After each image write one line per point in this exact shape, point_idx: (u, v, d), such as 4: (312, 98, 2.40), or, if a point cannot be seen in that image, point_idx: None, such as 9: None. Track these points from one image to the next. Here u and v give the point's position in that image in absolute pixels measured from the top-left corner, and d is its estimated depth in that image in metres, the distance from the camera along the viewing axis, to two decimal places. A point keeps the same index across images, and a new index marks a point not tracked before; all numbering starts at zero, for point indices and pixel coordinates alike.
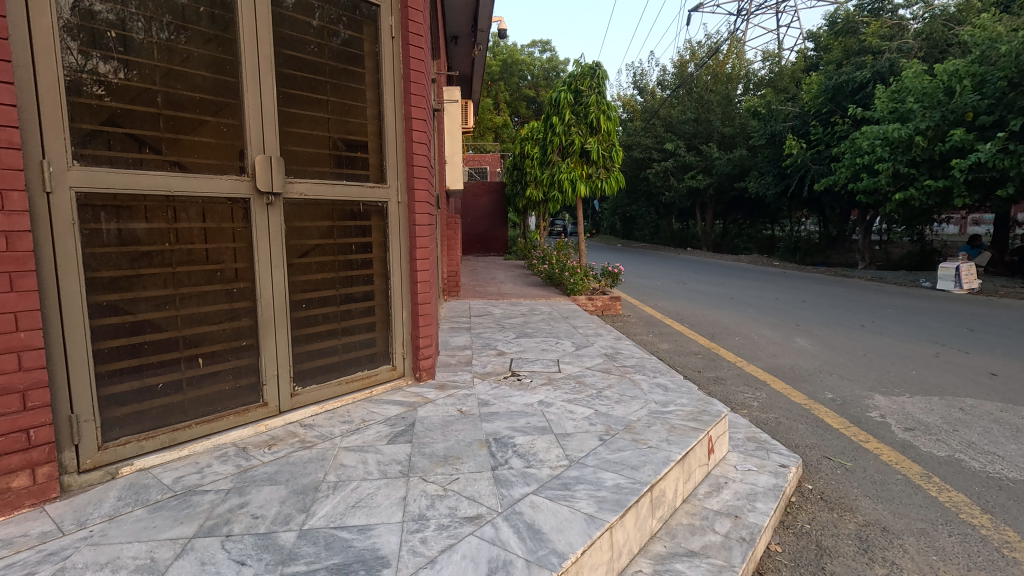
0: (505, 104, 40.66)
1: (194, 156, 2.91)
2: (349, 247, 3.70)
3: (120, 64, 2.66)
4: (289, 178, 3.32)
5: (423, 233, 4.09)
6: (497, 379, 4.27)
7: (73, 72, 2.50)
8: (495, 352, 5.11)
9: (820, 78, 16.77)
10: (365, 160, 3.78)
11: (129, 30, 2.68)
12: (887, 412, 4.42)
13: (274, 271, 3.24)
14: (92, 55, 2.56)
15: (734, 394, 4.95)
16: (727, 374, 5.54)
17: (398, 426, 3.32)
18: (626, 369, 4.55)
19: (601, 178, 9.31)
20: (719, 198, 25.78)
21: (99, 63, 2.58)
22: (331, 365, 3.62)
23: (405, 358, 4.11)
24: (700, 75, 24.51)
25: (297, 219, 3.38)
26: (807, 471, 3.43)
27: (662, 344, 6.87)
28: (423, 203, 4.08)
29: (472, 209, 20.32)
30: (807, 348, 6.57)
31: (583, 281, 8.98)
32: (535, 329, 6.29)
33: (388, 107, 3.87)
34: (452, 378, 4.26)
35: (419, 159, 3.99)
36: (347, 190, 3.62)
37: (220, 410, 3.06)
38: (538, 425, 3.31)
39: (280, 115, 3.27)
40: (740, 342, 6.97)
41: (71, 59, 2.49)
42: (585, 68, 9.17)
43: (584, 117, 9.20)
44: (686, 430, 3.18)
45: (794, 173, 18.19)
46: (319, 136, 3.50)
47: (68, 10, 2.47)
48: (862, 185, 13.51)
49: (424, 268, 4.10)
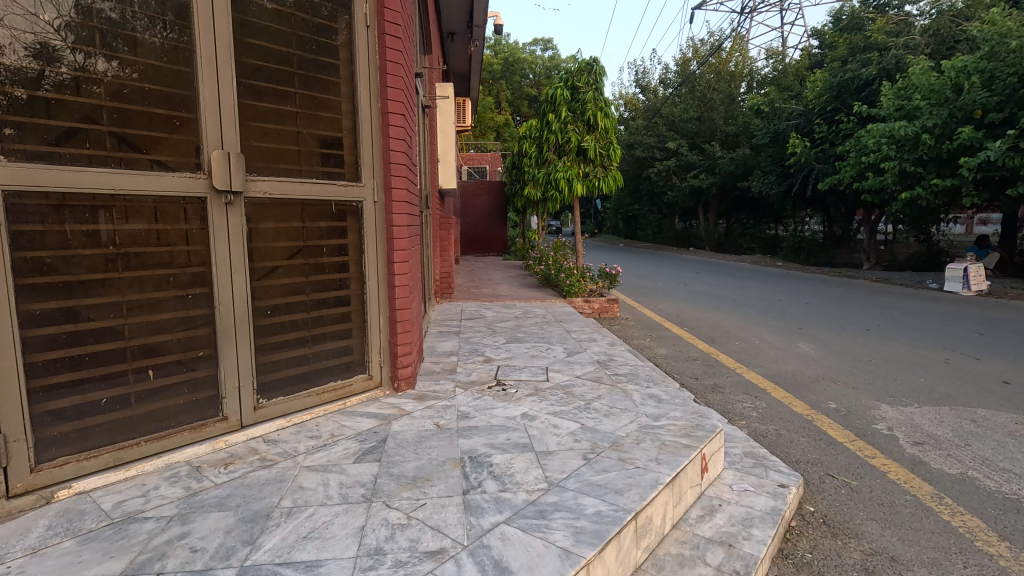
0: (507, 102, 40.38)
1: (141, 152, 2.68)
2: (321, 250, 3.47)
3: (112, 61, 2.59)
4: (251, 176, 3.09)
5: (402, 234, 3.86)
6: (480, 388, 4.03)
7: (71, 69, 2.48)
8: (481, 359, 4.88)
9: (824, 75, 16.50)
10: (338, 157, 3.56)
11: (122, 27, 2.62)
12: (895, 424, 4.17)
13: (235, 276, 3.01)
14: (88, 52, 2.53)
15: (732, 403, 4.70)
16: (725, 382, 5.30)
17: (368, 442, 3.10)
18: (618, 378, 4.31)
19: (599, 176, 9.08)
20: (722, 197, 25.46)
21: (96, 61, 2.55)
22: (299, 376, 3.40)
23: (383, 367, 3.88)
24: (703, 73, 24.25)
25: (260, 219, 3.16)
26: (809, 491, 3.19)
27: (660, 348, 6.62)
28: (403, 202, 3.85)
29: (471, 209, 20.13)
30: (810, 354, 6.32)
31: (580, 283, 8.72)
32: (526, 333, 6.05)
33: (364, 102, 3.66)
34: (433, 388, 4.02)
35: (397, 156, 3.77)
36: (318, 189, 3.40)
37: (174, 425, 2.84)
38: (518, 441, 3.08)
39: (242, 107, 3.04)
40: (740, 347, 6.72)
41: (70, 57, 2.47)
42: (581, 64, 8.92)
43: (581, 114, 8.97)
44: (677, 448, 2.95)
45: (798, 172, 17.89)
46: (287, 131, 3.27)
47: (68, 5, 2.46)
48: (868, 184, 13.21)
49: (403, 272, 3.87)
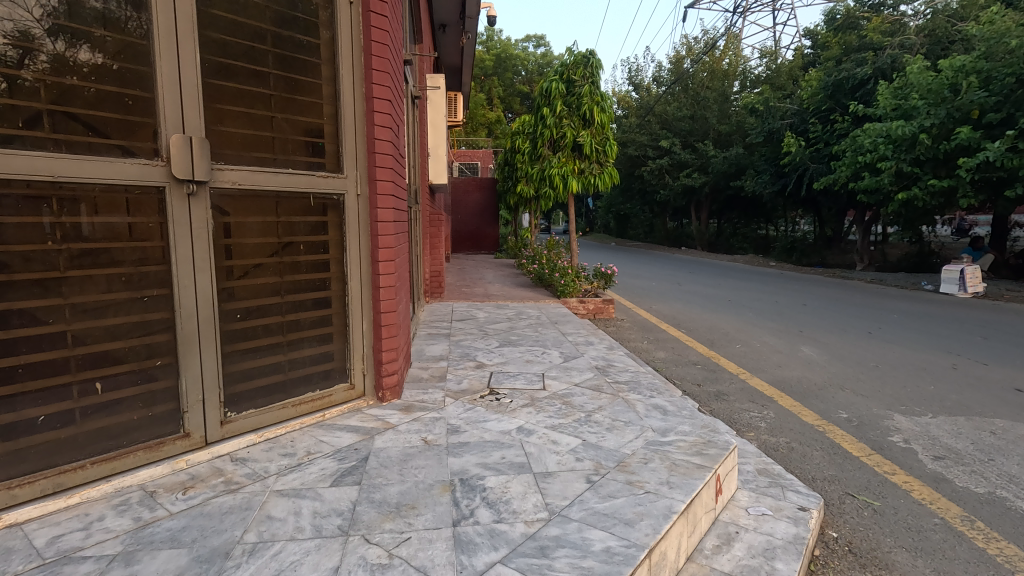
0: (498, 99, 40.01)
1: (85, 135, 2.35)
2: (298, 247, 3.16)
3: (95, 47, 2.37)
4: (218, 164, 2.75)
5: (388, 231, 3.55)
6: (472, 398, 3.74)
7: (51, 56, 2.26)
8: (472, 365, 4.57)
9: (819, 74, 16.35)
10: (316, 145, 3.23)
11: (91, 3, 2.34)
12: (912, 436, 3.94)
13: (198, 277, 2.69)
14: (69, 37, 2.31)
15: (738, 413, 4.43)
16: (729, 389, 5.03)
17: (347, 461, 2.79)
18: (619, 386, 4.02)
19: (594, 173, 8.80)
20: (715, 196, 25.32)
21: (77, 46, 2.32)
22: (273, 386, 3.08)
23: (366, 376, 3.56)
24: (696, 71, 24.08)
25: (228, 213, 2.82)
26: (829, 514, 2.93)
27: (658, 352, 6.36)
28: (388, 195, 3.51)
29: (461, 205, 19.79)
30: (814, 358, 6.09)
31: (575, 283, 8.42)
32: (520, 336, 5.75)
33: (347, 85, 3.33)
34: (420, 398, 3.72)
35: (382, 146, 3.45)
36: (294, 180, 3.07)
37: (126, 445, 2.52)
38: (514, 460, 2.79)
39: (206, 88, 2.70)
40: (741, 351, 6.48)
41: (50, 43, 2.26)
42: (577, 56, 8.62)
43: (577, 109, 8.69)
44: (690, 469, 2.68)
45: (792, 172, 17.76)
46: (259, 116, 2.94)
47: None
48: (864, 184, 13.06)
49: (388, 272, 3.55)
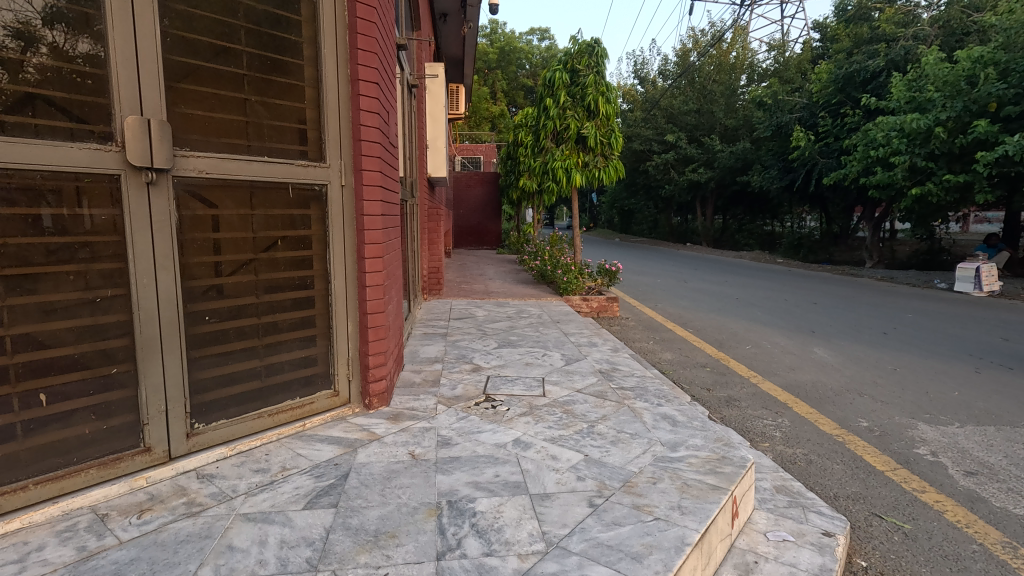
0: (502, 93, 39.61)
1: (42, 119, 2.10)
2: (275, 243, 2.89)
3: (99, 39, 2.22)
4: (180, 150, 2.47)
5: (375, 224, 3.27)
6: (466, 405, 3.48)
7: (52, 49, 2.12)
8: (468, 368, 4.30)
9: (830, 66, 15.95)
10: (296, 131, 2.96)
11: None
12: (939, 448, 3.66)
13: (159, 275, 2.42)
14: (65, 28, 2.15)
15: (751, 421, 4.16)
16: (740, 395, 4.75)
17: (325, 478, 2.53)
18: (624, 393, 3.75)
19: (599, 166, 8.50)
20: (720, 192, 24.93)
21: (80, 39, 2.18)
22: (248, 395, 2.82)
23: (352, 381, 3.30)
24: (703, 65, 23.67)
25: (194, 205, 2.55)
26: (856, 539, 2.66)
27: (665, 353, 6.09)
28: (375, 185, 3.23)
29: (464, 200, 19.52)
30: (828, 361, 5.81)
31: (578, 280, 8.13)
32: (520, 336, 5.49)
33: (330, 66, 3.06)
34: (410, 405, 3.45)
35: (369, 132, 3.17)
36: (270, 169, 2.80)
37: (78, 462, 2.27)
38: (509, 478, 2.53)
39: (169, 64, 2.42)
40: (752, 352, 6.20)
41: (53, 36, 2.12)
42: (582, 45, 8.29)
43: (581, 100, 8.38)
44: (703, 491, 2.41)
45: (800, 167, 17.38)
46: (231, 98, 2.67)
47: None
48: (876, 179, 12.71)
49: (375, 269, 3.28)
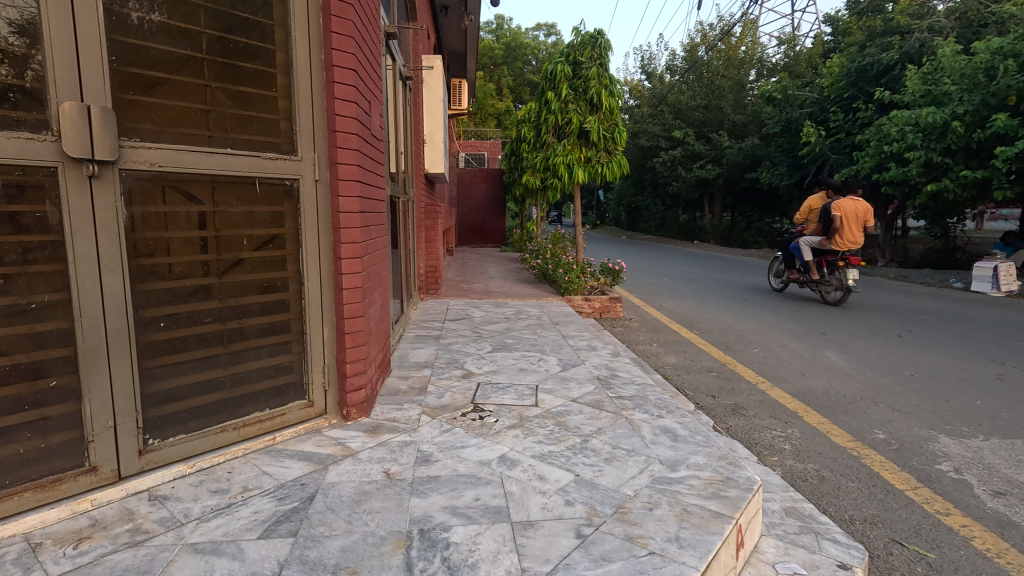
0: (508, 89, 39.28)
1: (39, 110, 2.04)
2: (240, 243, 2.67)
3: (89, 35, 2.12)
4: (125, 140, 2.24)
5: (353, 221, 3.02)
6: (451, 416, 3.24)
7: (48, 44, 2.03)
8: (458, 374, 4.06)
9: (841, 59, 15.56)
10: (263, 121, 2.73)
11: None
12: (963, 464, 3.39)
13: (104, 278, 2.21)
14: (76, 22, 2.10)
15: (759, 432, 3.89)
16: (747, 402, 4.49)
17: (288, 501, 2.30)
18: (623, 403, 3.49)
19: (602, 161, 8.22)
20: (729, 189, 24.51)
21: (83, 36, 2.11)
22: (210, 407, 2.60)
23: (328, 390, 3.07)
24: (711, 59, 23.28)
25: (146, 201, 2.33)
26: (875, 571, 2.40)
27: (669, 357, 5.83)
28: (353, 180, 2.99)
29: (468, 197, 19.30)
30: (840, 365, 5.53)
31: (580, 279, 7.87)
32: (516, 339, 5.25)
33: (302, 51, 2.82)
34: (391, 415, 3.22)
35: (345, 122, 2.93)
36: (232, 162, 2.58)
37: (13, 484, 2.06)
38: (490, 502, 2.30)
39: (120, 48, 2.22)
40: (760, 355, 5.93)
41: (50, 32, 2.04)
42: (585, 37, 8.02)
43: (583, 93, 8.11)
44: (705, 520, 2.17)
45: (811, 163, 16.99)
46: (189, 84, 2.45)
47: None
48: (889, 175, 12.33)
49: (353, 271, 3.04)
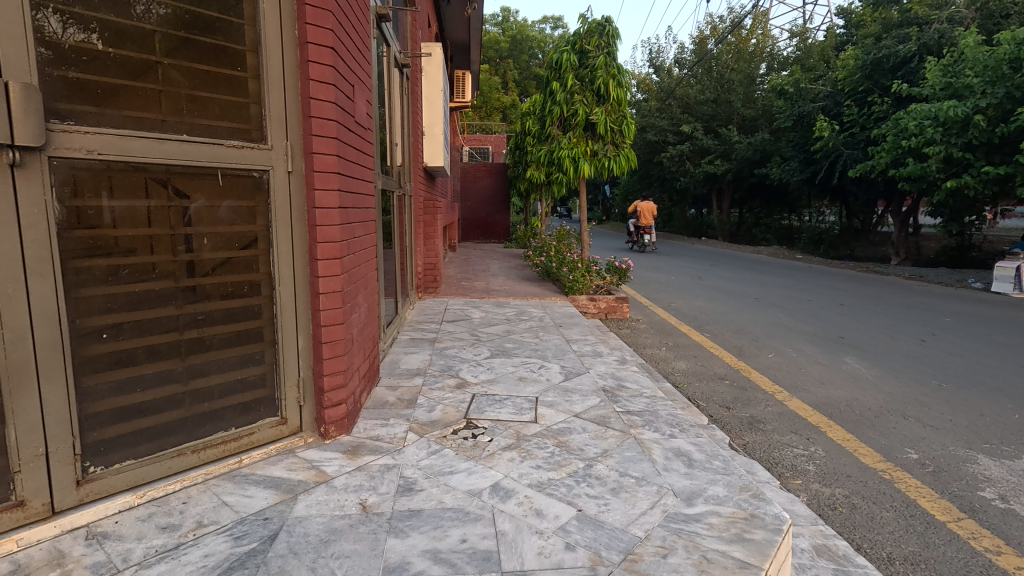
0: (514, 83, 38.74)
1: None
2: (200, 241, 2.36)
3: (52, 14, 1.90)
4: (57, 123, 1.92)
5: (331, 218, 2.70)
6: (441, 434, 2.93)
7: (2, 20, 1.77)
8: (452, 384, 3.74)
9: (856, 52, 15.04)
10: (226, 105, 2.40)
11: None
12: (1009, 492, 3.05)
13: (32, 283, 1.89)
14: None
15: (779, 450, 3.56)
16: (765, 415, 4.16)
17: (246, 541, 2.00)
18: (631, 420, 3.17)
19: (609, 155, 7.87)
20: (737, 184, 24.01)
21: (48, 18, 1.89)
22: (163, 428, 2.29)
23: (303, 406, 2.77)
24: (720, 53, 22.77)
25: (81, 193, 2.00)
26: None
27: (679, 362, 5.50)
28: (331, 172, 2.67)
29: (472, 192, 18.96)
30: (863, 373, 5.17)
31: (584, 278, 7.54)
32: (516, 343, 4.93)
33: (271, 26, 2.49)
34: (373, 433, 2.91)
35: (322, 106, 2.61)
36: (190, 150, 2.26)
37: None
38: (479, 546, 1.99)
39: (54, 16, 1.90)
40: (775, 361, 5.59)
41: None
42: (592, 24, 7.64)
43: (590, 84, 7.74)
44: (731, 572, 1.84)
45: (823, 158, 16.53)
46: (135, 60, 2.13)
47: None
48: (907, 170, 11.89)
49: (332, 273, 2.73)
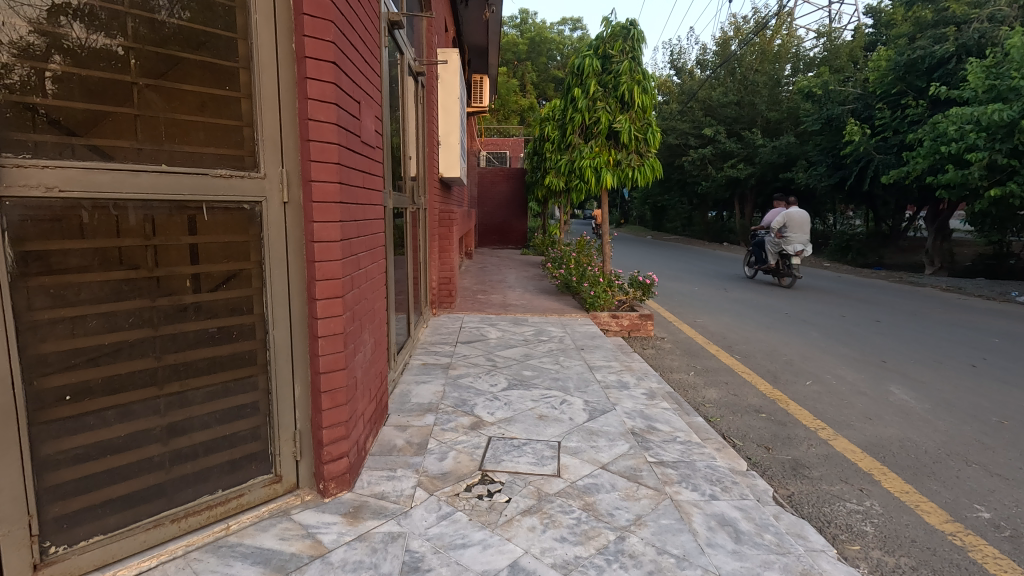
0: (532, 85, 38.33)
1: None
2: (193, 282, 2.12)
3: (74, 20, 1.80)
4: (6, 157, 1.64)
5: (333, 251, 2.40)
6: (453, 491, 2.62)
7: (27, 24, 1.70)
8: (465, 424, 3.43)
9: (889, 52, 14.31)
10: (213, 128, 2.14)
11: None
12: None
13: None
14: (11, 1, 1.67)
15: (829, 504, 3.19)
16: (810, 458, 3.77)
17: None
18: (666, 476, 2.83)
19: (633, 165, 7.51)
20: (761, 189, 23.32)
21: (69, 24, 1.79)
22: (140, 494, 2.03)
23: (300, 461, 2.49)
24: (744, 54, 22.16)
25: (43, 235, 1.74)
26: None
27: (709, 390, 5.14)
28: (332, 203, 2.38)
29: (488, 197, 18.69)
30: (913, 406, 4.75)
31: (606, 294, 7.21)
32: (535, 370, 4.61)
33: (264, 39, 2.21)
34: (377, 490, 2.61)
35: (322, 128, 2.32)
36: (173, 182, 1.98)
37: None
38: None
39: (72, 28, 1.80)
40: (814, 389, 5.19)
41: (24, 7, 1.70)
42: (616, 28, 7.29)
43: (614, 90, 7.39)
44: None
45: (853, 163, 15.92)
46: (120, 82, 1.91)
47: None
48: (946, 177, 11.29)
49: (333, 315, 2.43)
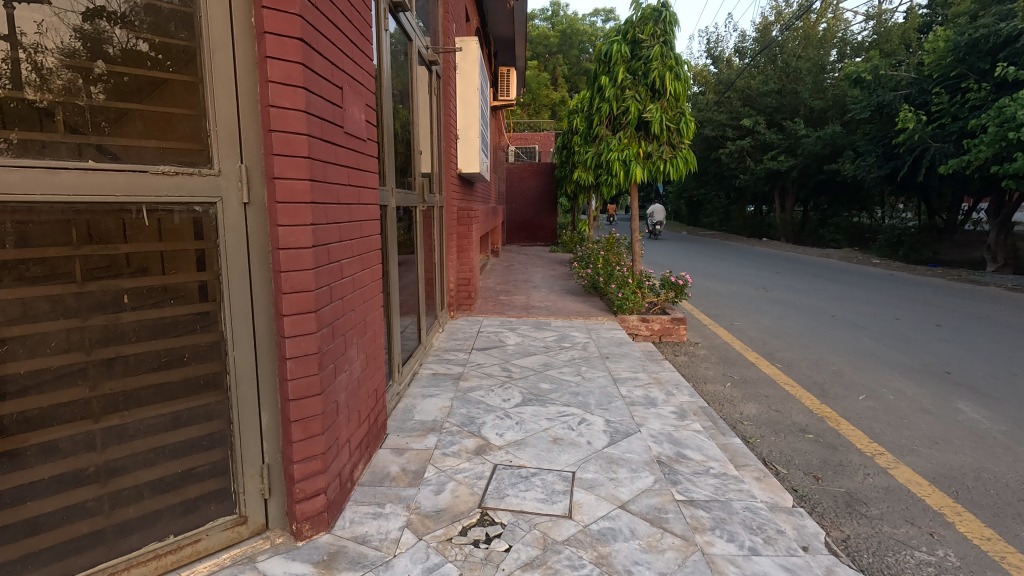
0: (564, 79, 37.68)
1: None
2: (201, 291, 1.97)
3: (114, 23, 1.74)
4: None
5: (305, 258, 2.07)
6: (445, 536, 2.27)
7: (71, 32, 1.66)
8: (469, 448, 3.07)
9: (948, 32, 13.17)
10: (164, 119, 1.84)
11: None
12: None
13: None
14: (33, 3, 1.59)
15: (893, 552, 2.70)
16: (866, 491, 3.27)
17: None
18: (697, 520, 2.41)
19: (664, 157, 7.00)
20: (804, 181, 22.15)
21: (110, 28, 1.73)
22: (75, 544, 1.77)
23: (268, 497, 2.18)
24: (786, 40, 20.99)
25: (13, 243, 1.57)
26: None
27: (747, 404, 4.65)
28: (302, 202, 2.05)
29: (517, 192, 18.29)
30: (987, 429, 4.14)
31: (635, 295, 6.74)
32: (553, 383, 4.22)
33: (218, 15, 1.90)
34: (356, 532, 2.28)
35: (288, 116, 1.99)
36: (114, 183, 1.70)
37: None
38: None
39: (116, 32, 1.74)
40: (869, 405, 4.63)
41: (70, 14, 1.65)
42: (646, 11, 6.77)
43: (644, 77, 6.90)
44: None
45: (905, 153, 14.84)
46: (123, 77, 1.76)
47: None
48: (1014, 167, 10.26)
49: (305, 332, 2.10)
